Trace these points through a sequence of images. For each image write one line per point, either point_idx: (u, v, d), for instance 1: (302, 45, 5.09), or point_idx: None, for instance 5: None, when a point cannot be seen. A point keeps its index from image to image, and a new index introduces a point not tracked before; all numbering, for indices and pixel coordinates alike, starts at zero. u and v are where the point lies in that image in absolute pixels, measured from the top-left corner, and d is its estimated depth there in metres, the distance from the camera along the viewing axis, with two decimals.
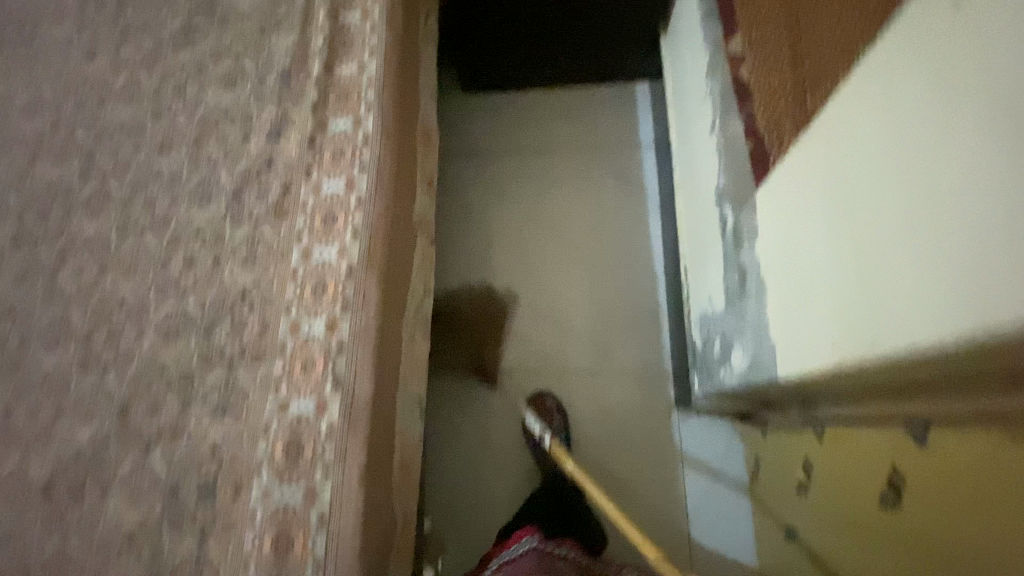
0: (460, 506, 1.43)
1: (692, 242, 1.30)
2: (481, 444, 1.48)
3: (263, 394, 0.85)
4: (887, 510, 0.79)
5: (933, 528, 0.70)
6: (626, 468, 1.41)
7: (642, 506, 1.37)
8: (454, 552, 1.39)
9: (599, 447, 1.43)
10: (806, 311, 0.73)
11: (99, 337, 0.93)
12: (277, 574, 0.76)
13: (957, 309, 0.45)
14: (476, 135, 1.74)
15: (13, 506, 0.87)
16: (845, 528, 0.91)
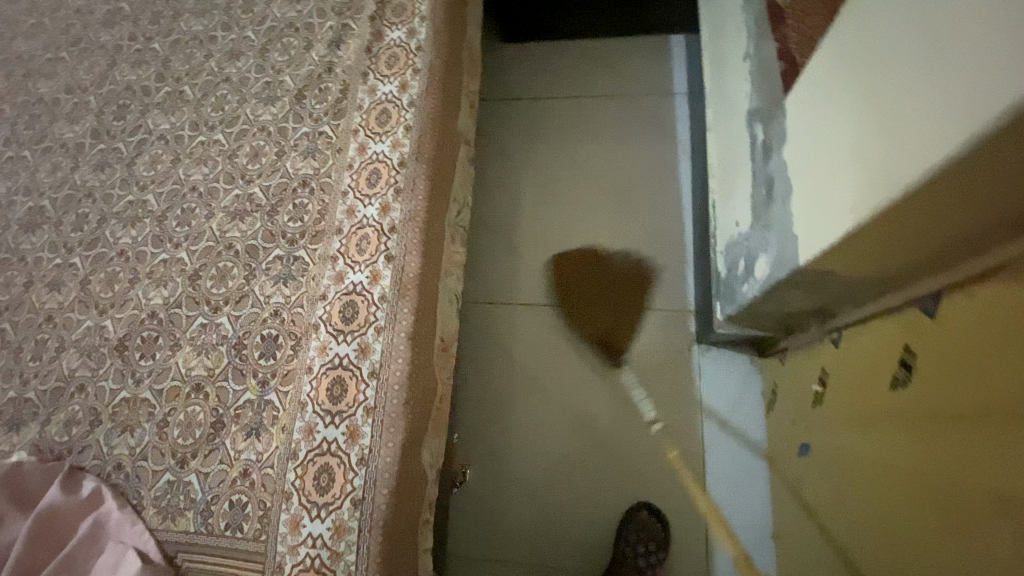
0: (487, 424, 1.51)
1: (721, 175, 1.36)
2: (506, 374, 1.54)
3: (322, 266, 0.94)
4: (897, 392, 0.83)
5: (935, 391, 0.74)
6: (647, 396, 1.47)
7: (661, 432, 1.43)
8: (480, 466, 1.47)
9: (622, 376, 1.49)
10: (828, 190, 0.78)
11: (173, 217, 1.03)
12: (331, 415, 0.84)
13: (957, 126, 0.51)
14: (512, 84, 1.81)
15: (88, 358, 0.95)
16: (858, 427, 0.95)
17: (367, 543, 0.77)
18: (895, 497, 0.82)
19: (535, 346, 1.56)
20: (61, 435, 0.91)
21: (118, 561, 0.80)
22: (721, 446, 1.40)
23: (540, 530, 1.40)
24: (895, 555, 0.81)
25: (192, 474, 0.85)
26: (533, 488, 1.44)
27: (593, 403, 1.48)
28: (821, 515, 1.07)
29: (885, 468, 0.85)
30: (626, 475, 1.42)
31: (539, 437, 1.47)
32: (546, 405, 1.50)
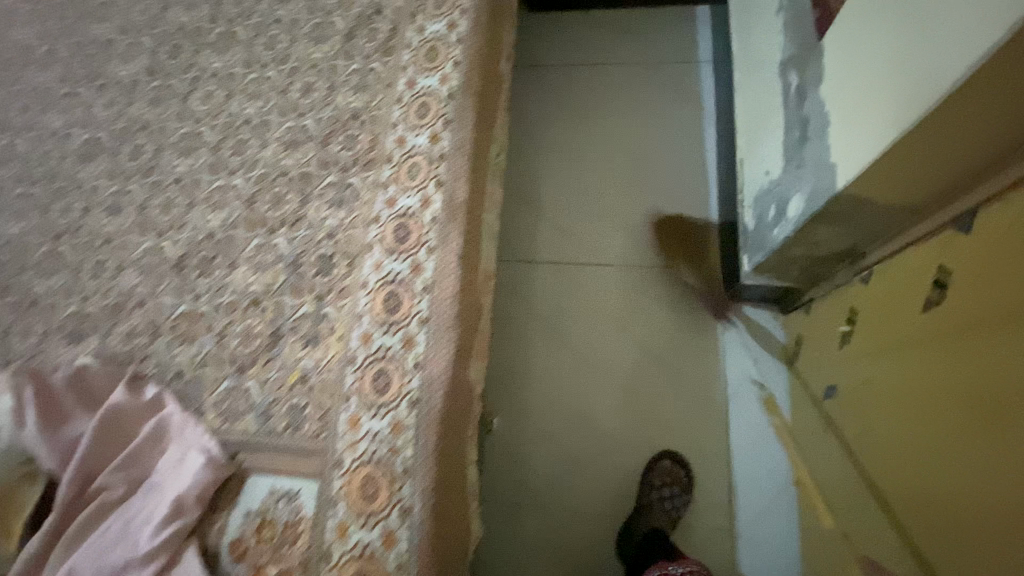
0: (515, 374, 1.53)
1: (748, 131, 1.40)
2: (533, 329, 1.57)
3: (374, 191, 0.98)
4: (928, 313, 0.87)
5: (972, 301, 0.77)
6: (671, 350, 1.50)
7: (685, 385, 1.46)
8: (508, 415, 1.50)
9: (647, 331, 1.52)
10: (865, 112, 0.82)
11: (228, 147, 1.06)
12: (386, 325, 0.88)
13: (1009, 12, 0.55)
14: (539, 53, 1.84)
15: (147, 276, 0.99)
16: (884, 358, 0.98)
17: (423, 439, 0.80)
18: (925, 414, 0.85)
19: (560, 303, 1.58)
20: (122, 346, 0.94)
21: (181, 459, 0.84)
22: (743, 399, 1.44)
23: (565, 480, 1.43)
24: (925, 468, 0.85)
25: (251, 380, 0.89)
26: (560, 439, 1.46)
27: (618, 359, 1.51)
28: (845, 450, 1.11)
29: (913, 390, 0.89)
30: (649, 427, 1.44)
31: (564, 390, 1.50)
32: (572, 359, 1.53)
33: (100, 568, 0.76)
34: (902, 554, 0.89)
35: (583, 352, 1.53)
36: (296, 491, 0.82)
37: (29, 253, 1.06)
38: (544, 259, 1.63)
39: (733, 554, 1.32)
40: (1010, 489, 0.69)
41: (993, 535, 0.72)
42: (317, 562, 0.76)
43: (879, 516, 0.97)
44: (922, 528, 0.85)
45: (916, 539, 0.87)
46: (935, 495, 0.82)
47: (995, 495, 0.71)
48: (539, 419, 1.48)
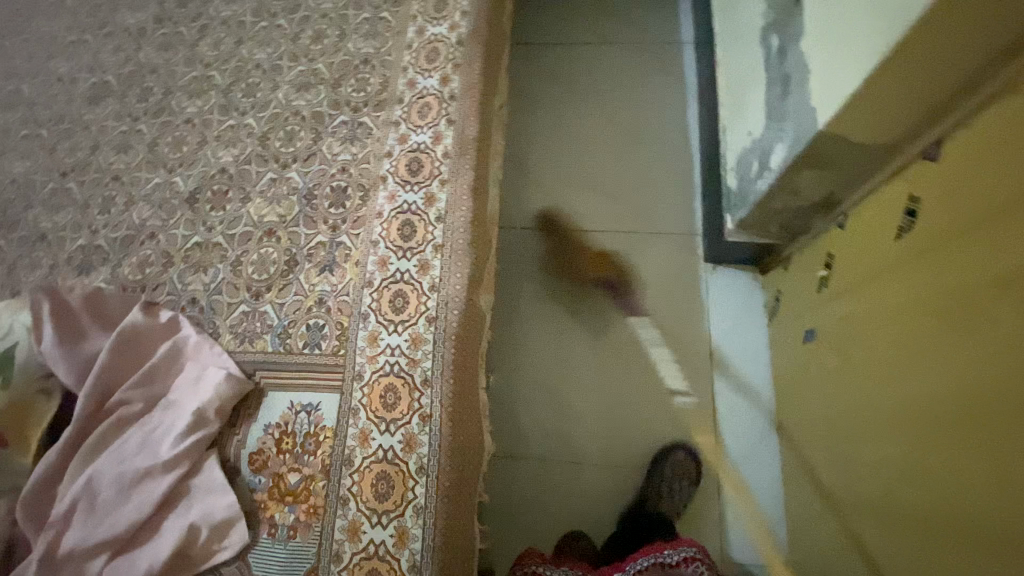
0: (516, 333, 1.49)
1: (730, 97, 1.47)
2: (525, 291, 1.53)
3: (385, 130, 1.01)
4: (915, 234, 0.91)
5: (959, 211, 0.81)
6: (668, 314, 1.48)
7: (682, 347, 1.45)
8: (507, 373, 1.45)
9: (645, 293, 1.50)
10: (842, 54, 0.89)
11: (239, 89, 1.09)
12: (403, 249, 0.91)
13: None
14: (530, 21, 1.84)
15: (159, 209, 1.00)
16: (872, 288, 1.02)
17: (441, 352, 0.85)
18: (917, 331, 0.88)
19: (554, 265, 1.54)
20: (135, 275, 0.95)
21: (198, 376, 0.84)
22: (727, 354, 1.44)
23: (562, 439, 1.39)
24: (909, 383, 0.89)
25: (267, 304, 0.91)
26: (558, 398, 1.42)
27: (614, 321, 1.48)
28: (827, 386, 1.15)
29: (900, 313, 0.93)
30: (643, 389, 1.42)
31: (559, 352, 1.46)
32: (570, 321, 1.49)
33: (120, 476, 0.76)
34: (890, 471, 0.93)
35: (582, 312, 1.49)
36: (315, 405, 0.84)
37: (34, 191, 1.06)
38: (534, 227, 1.58)
39: (720, 502, 1.33)
40: (990, 380, 0.73)
41: (971, 430, 0.76)
42: (338, 467, 0.79)
43: (865, 441, 1.00)
44: (907, 438, 0.89)
45: (902, 450, 0.90)
46: (918, 407, 0.86)
47: (976, 389, 0.75)
48: (539, 379, 1.44)
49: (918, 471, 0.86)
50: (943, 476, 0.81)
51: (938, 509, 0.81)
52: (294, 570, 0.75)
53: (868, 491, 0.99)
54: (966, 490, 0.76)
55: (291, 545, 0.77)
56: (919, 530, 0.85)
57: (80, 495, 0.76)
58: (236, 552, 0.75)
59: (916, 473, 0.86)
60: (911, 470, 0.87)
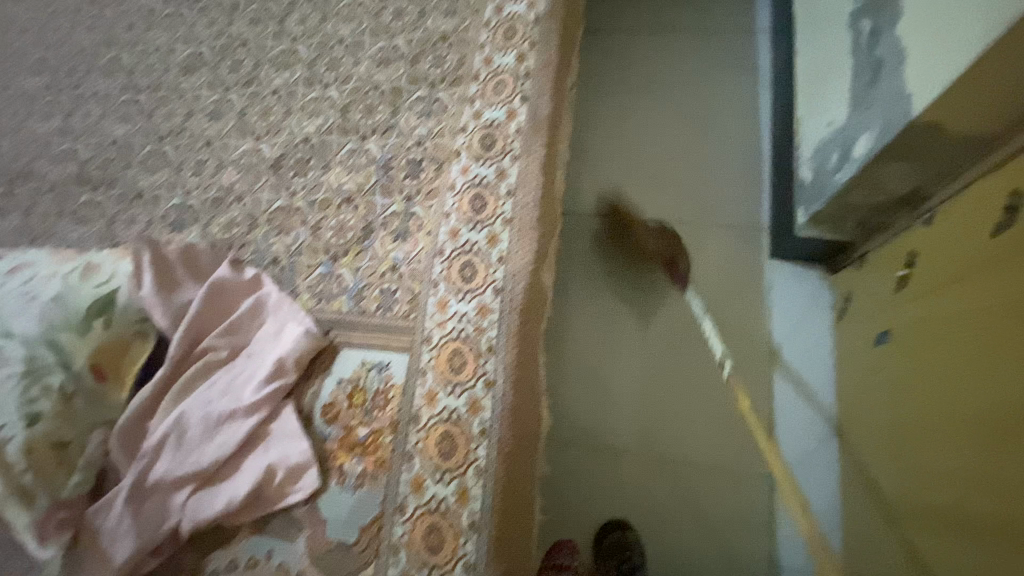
0: (571, 320, 1.46)
1: (808, 85, 1.39)
2: (578, 274, 1.50)
3: (460, 105, 1.03)
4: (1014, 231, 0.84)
5: None
6: (730, 313, 1.42)
7: (744, 348, 1.39)
8: (559, 358, 1.43)
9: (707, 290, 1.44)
10: (947, 36, 0.83)
11: (322, 63, 1.13)
12: (473, 222, 0.93)
13: None
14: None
15: (246, 174, 1.07)
16: (958, 288, 0.95)
17: (507, 322, 0.87)
18: (1002, 332, 0.82)
19: (610, 249, 1.50)
20: (223, 234, 1.02)
21: (278, 331, 0.89)
22: (788, 352, 1.37)
23: (607, 424, 1.37)
24: (991, 387, 0.82)
25: (344, 268, 0.96)
26: (610, 389, 1.39)
27: (675, 317, 1.42)
28: (897, 388, 1.08)
29: (992, 309, 0.85)
30: (700, 387, 1.36)
31: (614, 343, 1.43)
32: (626, 312, 1.45)
33: (206, 416, 0.82)
34: (960, 478, 0.87)
35: (640, 305, 1.44)
36: (385, 363, 0.88)
37: (134, 152, 1.14)
38: (593, 211, 1.54)
39: (770, 507, 1.26)
40: None
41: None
42: (405, 424, 0.82)
43: (939, 445, 0.93)
44: (979, 443, 0.84)
45: (971, 457, 0.85)
46: (998, 411, 0.80)
47: None
48: (591, 368, 1.42)
49: (993, 476, 0.80)
50: (1017, 485, 0.75)
51: (1011, 515, 0.76)
52: (361, 517, 0.79)
53: (934, 496, 0.93)
54: None
55: (358, 494, 0.80)
56: (986, 539, 0.80)
57: (170, 430, 0.81)
58: (308, 495, 0.80)
59: (985, 480, 0.82)
60: (980, 477, 0.83)
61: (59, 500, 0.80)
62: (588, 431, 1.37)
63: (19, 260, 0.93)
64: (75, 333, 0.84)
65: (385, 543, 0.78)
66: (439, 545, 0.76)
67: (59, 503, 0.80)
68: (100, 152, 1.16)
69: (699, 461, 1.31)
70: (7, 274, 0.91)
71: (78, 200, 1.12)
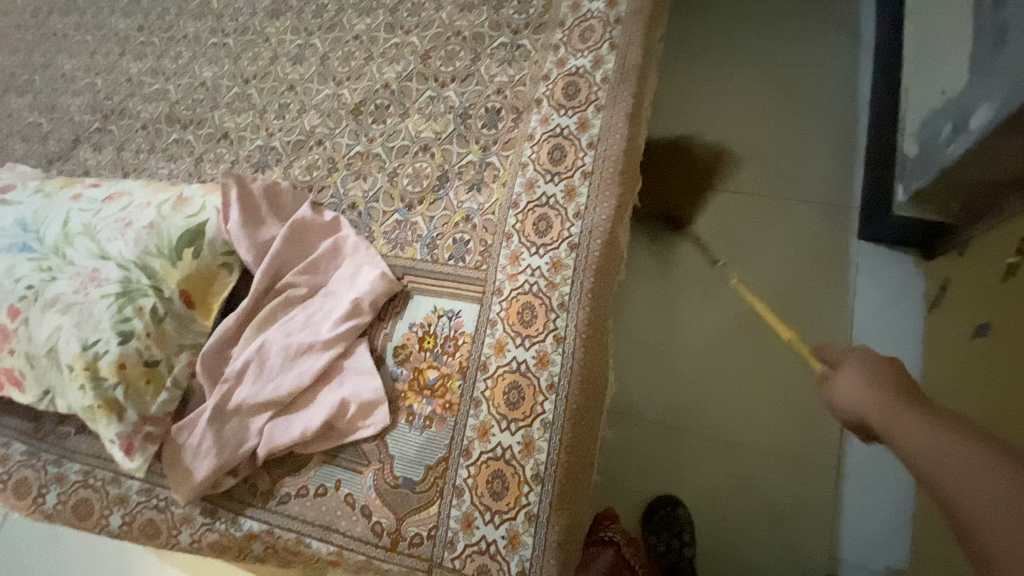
0: (637, 294, 1.40)
1: (919, 51, 1.25)
2: (645, 244, 1.43)
3: (544, 53, 0.99)
4: None
5: None
6: (809, 298, 1.33)
7: (820, 336, 1.30)
8: (623, 332, 1.38)
9: (787, 272, 1.36)
10: None
11: (405, 8, 1.12)
12: (551, 173, 0.91)
13: None
14: None
15: (326, 118, 1.08)
16: None
17: (580, 279, 0.84)
18: None
19: (680, 222, 1.43)
20: (303, 176, 1.04)
21: (354, 272, 0.90)
22: (868, 340, 1.28)
23: (668, 401, 1.32)
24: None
25: (419, 216, 0.95)
26: (673, 368, 1.34)
27: (749, 298, 1.35)
28: (993, 386, 0.99)
29: None
30: (770, 372, 1.30)
31: (681, 320, 1.36)
32: (697, 289, 1.38)
33: (285, 349, 0.85)
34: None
35: (713, 283, 1.37)
36: (456, 311, 0.87)
37: (220, 94, 1.17)
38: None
39: (836, 497, 1.21)
40: None
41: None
42: (474, 371, 0.82)
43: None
44: None
45: None
46: None
47: None
48: (656, 344, 1.36)
49: None
50: None
51: None
52: (427, 457, 0.81)
53: None
54: None
55: (425, 434, 0.82)
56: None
57: (252, 358, 0.85)
58: (377, 432, 0.82)
59: None
60: None
61: (147, 415, 0.85)
62: (646, 410, 1.33)
63: (115, 190, 0.97)
64: (166, 260, 0.89)
65: (449, 484, 0.79)
66: (503, 492, 0.77)
67: (146, 418, 0.85)
68: (189, 93, 1.19)
69: (763, 444, 1.26)
70: (104, 201, 0.95)
71: (168, 138, 1.17)
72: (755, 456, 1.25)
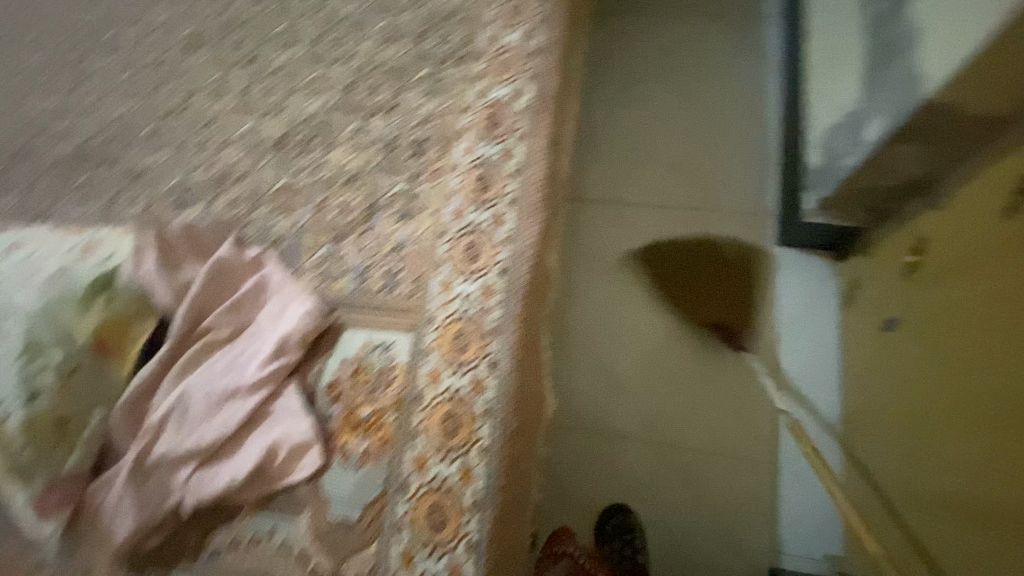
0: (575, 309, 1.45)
1: (818, 71, 1.36)
2: (581, 261, 1.49)
3: (466, 84, 1.01)
4: (1004, 220, 0.82)
5: None
6: (736, 303, 1.40)
7: (749, 339, 1.37)
8: (563, 347, 1.42)
9: (714, 280, 1.43)
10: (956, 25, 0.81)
11: (326, 41, 1.12)
12: (478, 201, 0.92)
13: None
14: None
15: (248, 153, 1.05)
16: (956, 278, 0.93)
17: (511, 303, 0.86)
18: (991, 324, 0.81)
19: (611, 237, 1.49)
20: (226, 213, 1.01)
21: (282, 309, 0.88)
22: (791, 341, 1.36)
23: (614, 412, 1.36)
24: (979, 370, 0.82)
25: (348, 248, 0.95)
26: (613, 379, 1.38)
27: (681, 307, 1.41)
28: (903, 374, 1.06)
29: (984, 300, 0.84)
30: (705, 378, 1.35)
31: (618, 332, 1.42)
32: (631, 301, 1.43)
33: (209, 394, 0.81)
34: (949, 459, 0.87)
35: (646, 295, 1.43)
36: (390, 342, 0.86)
37: (135, 131, 1.13)
38: (596, 197, 1.53)
39: (775, 492, 1.26)
40: None
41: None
42: (408, 404, 0.82)
43: (937, 435, 0.92)
44: (971, 433, 0.82)
45: (965, 445, 0.84)
46: (987, 399, 0.79)
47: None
48: (595, 357, 1.40)
49: (982, 464, 0.79)
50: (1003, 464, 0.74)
51: (991, 495, 0.76)
52: (363, 496, 0.79)
53: (932, 486, 0.91)
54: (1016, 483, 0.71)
55: (361, 473, 0.80)
56: (967, 515, 0.80)
57: (172, 407, 0.81)
58: (311, 474, 0.80)
59: (975, 469, 0.80)
60: (971, 465, 0.81)
61: (57, 478, 0.79)
62: (591, 422, 1.36)
63: (17, 238, 0.92)
64: (75, 309, 0.83)
65: (387, 521, 0.78)
66: (442, 524, 0.76)
67: (57, 481, 0.79)
68: (101, 131, 1.14)
69: (704, 445, 1.31)
70: (5, 250, 0.89)
71: (79, 178, 1.11)
72: (696, 460, 1.30)
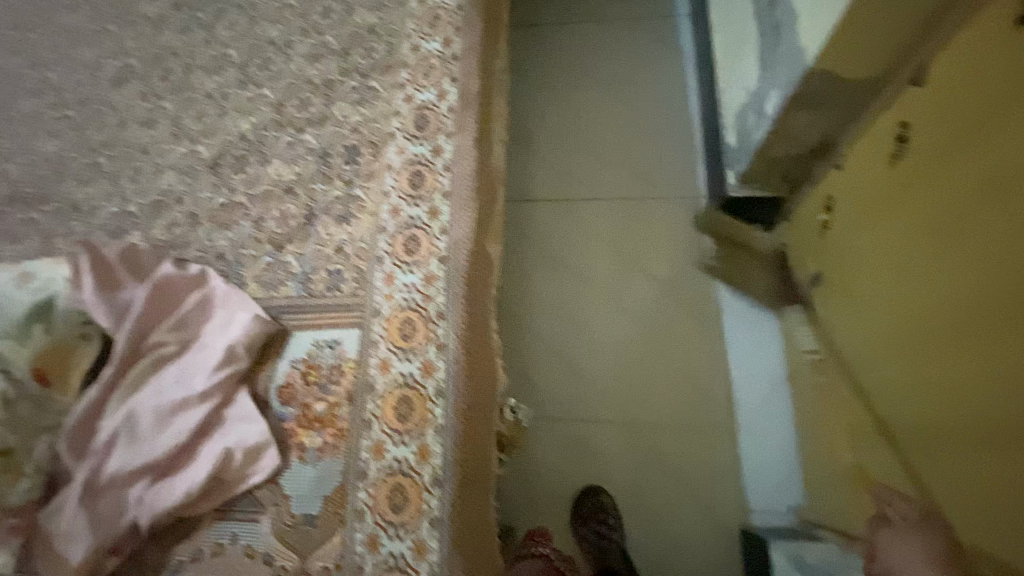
0: (527, 303, 1.50)
1: (723, 58, 1.46)
2: (527, 257, 1.55)
3: (393, 92, 1.06)
4: (899, 165, 0.92)
5: (936, 132, 0.82)
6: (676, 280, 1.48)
7: (691, 311, 1.44)
8: (518, 339, 1.47)
9: (653, 260, 1.50)
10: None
11: (254, 64, 1.15)
12: (414, 197, 0.96)
13: None
14: None
15: (184, 176, 1.07)
16: (864, 223, 1.02)
17: (452, 289, 0.88)
18: (901, 257, 0.89)
19: (553, 231, 1.56)
20: (165, 235, 1.02)
21: (228, 321, 0.89)
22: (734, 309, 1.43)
23: (575, 399, 1.40)
24: (897, 300, 0.90)
25: (290, 255, 0.97)
26: (572, 365, 1.43)
27: (626, 290, 1.48)
28: (836, 323, 1.12)
29: (891, 237, 0.92)
30: (656, 354, 1.41)
31: (569, 320, 1.47)
32: (580, 290, 1.49)
33: (159, 408, 0.82)
34: (885, 390, 0.93)
35: (593, 282, 1.50)
36: (338, 340, 0.90)
37: (66, 166, 1.13)
38: (536, 196, 1.61)
39: (735, 453, 1.32)
40: (966, 286, 0.74)
41: (970, 321, 0.73)
42: (361, 394, 0.85)
43: (869, 369, 0.98)
44: (901, 359, 0.89)
45: (896, 372, 0.90)
46: (909, 324, 0.86)
47: (953, 295, 0.76)
48: (552, 346, 1.45)
49: (914, 385, 0.85)
50: (934, 381, 0.80)
51: (927, 412, 0.81)
52: (325, 488, 0.82)
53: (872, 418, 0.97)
54: (948, 394, 0.77)
55: (320, 465, 0.83)
56: (911, 438, 0.85)
57: (121, 426, 0.81)
58: (267, 476, 0.82)
59: (909, 393, 0.86)
60: (906, 390, 0.87)
61: (7, 508, 0.77)
62: (555, 409, 1.40)
63: None
64: (14, 340, 0.85)
65: (349, 508, 0.80)
66: (404, 503, 0.78)
67: (7, 510, 0.77)
68: (32, 170, 1.14)
69: (663, 419, 1.36)
70: None
71: (10, 218, 1.10)
72: (658, 433, 1.35)
